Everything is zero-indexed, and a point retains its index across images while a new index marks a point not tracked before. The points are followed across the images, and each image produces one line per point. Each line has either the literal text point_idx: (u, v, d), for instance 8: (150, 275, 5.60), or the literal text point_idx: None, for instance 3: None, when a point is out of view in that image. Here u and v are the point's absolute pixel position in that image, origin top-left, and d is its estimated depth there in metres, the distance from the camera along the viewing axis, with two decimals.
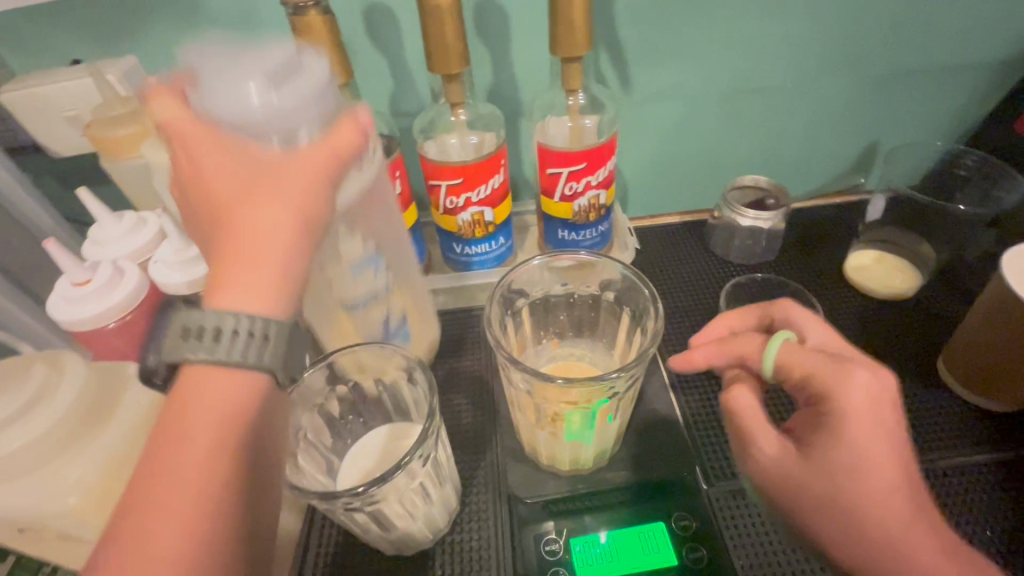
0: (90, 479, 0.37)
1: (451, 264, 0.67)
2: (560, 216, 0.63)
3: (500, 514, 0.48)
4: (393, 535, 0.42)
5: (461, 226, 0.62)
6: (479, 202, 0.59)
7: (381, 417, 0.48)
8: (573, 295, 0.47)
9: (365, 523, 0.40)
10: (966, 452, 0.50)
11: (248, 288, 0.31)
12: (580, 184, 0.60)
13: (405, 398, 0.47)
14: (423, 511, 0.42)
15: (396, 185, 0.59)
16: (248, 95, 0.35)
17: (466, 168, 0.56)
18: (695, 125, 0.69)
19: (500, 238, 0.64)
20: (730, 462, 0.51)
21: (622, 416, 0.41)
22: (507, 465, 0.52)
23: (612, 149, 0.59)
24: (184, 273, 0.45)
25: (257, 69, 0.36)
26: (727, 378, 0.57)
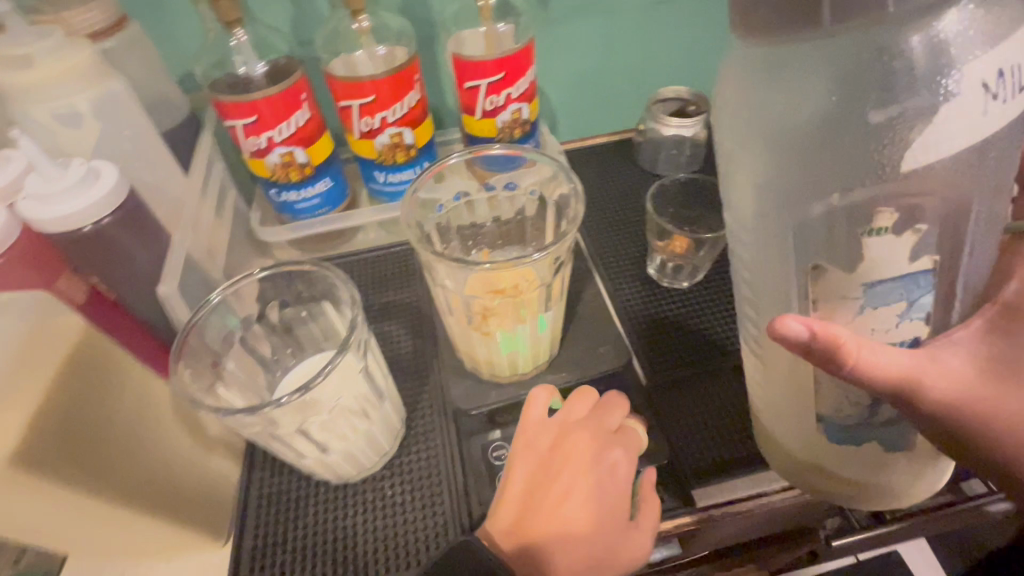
0: None
1: (379, 196, 0.64)
2: (484, 135, 0.60)
3: (447, 433, 0.49)
4: (334, 457, 0.41)
5: (380, 150, 0.58)
6: (395, 123, 0.56)
7: (312, 348, 0.45)
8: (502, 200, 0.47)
9: (302, 446, 0.39)
10: None
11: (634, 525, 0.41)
12: (501, 97, 0.58)
13: (333, 324, 0.44)
14: (362, 432, 0.41)
15: (302, 111, 0.55)
16: (86, 222, 0.41)
17: (378, 83, 0.53)
18: (616, 36, 0.68)
19: (425, 163, 0.62)
20: (659, 355, 0.52)
21: (549, 310, 0.40)
22: (449, 387, 0.52)
23: (530, 57, 0.57)
24: (60, 204, 0.40)
25: (75, 201, 0.41)
26: (663, 282, 0.58)
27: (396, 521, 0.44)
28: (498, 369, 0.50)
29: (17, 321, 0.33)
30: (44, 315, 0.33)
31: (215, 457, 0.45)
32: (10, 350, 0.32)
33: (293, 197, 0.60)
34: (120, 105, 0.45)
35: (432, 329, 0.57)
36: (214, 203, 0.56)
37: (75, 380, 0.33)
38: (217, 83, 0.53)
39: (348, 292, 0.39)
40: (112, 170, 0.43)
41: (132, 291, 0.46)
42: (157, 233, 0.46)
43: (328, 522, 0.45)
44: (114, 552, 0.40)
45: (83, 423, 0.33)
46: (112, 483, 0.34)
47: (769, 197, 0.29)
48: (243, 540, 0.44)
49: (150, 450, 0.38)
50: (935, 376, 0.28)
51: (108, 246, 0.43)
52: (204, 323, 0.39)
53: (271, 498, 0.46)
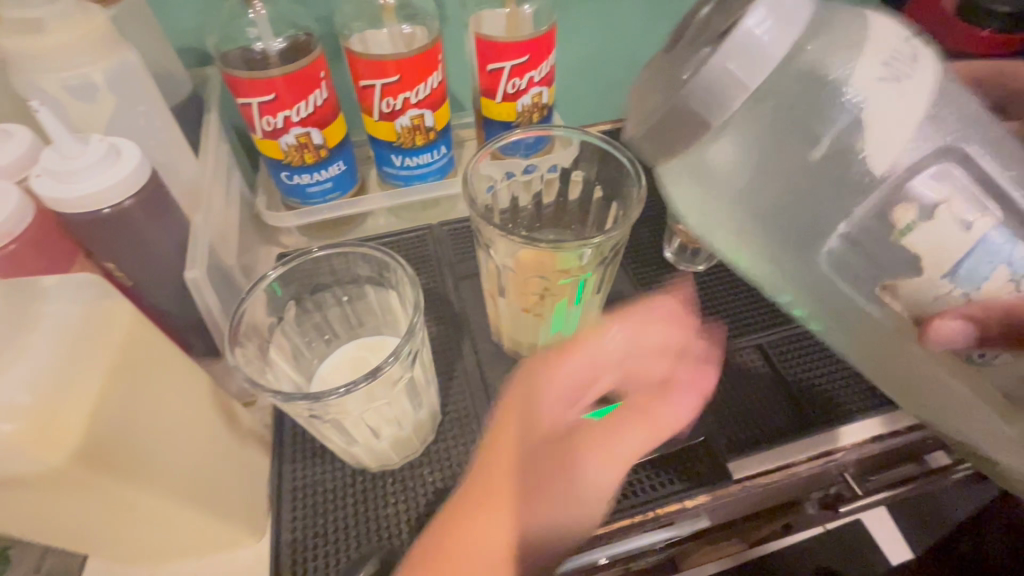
0: (26, 402, 0.27)
1: (392, 180, 0.63)
2: (503, 118, 0.60)
3: (482, 416, 0.49)
4: (382, 443, 0.40)
5: (399, 133, 0.57)
6: (417, 105, 0.55)
7: (349, 334, 0.44)
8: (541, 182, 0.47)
9: (353, 431, 0.39)
10: None
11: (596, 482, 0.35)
12: (523, 80, 0.57)
13: (374, 308, 0.43)
14: (411, 417, 0.41)
15: (322, 89, 0.53)
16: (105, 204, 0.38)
17: (403, 63, 0.52)
18: (628, 22, 0.68)
19: (442, 147, 0.61)
20: None
21: (600, 292, 0.41)
22: (480, 371, 0.51)
23: (553, 40, 0.56)
24: (81, 184, 0.37)
25: (96, 181, 0.38)
26: (679, 266, 0.58)
27: (439, 504, 0.44)
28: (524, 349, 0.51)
29: (65, 303, 0.31)
30: (92, 297, 0.31)
31: (249, 448, 0.43)
32: (62, 333, 0.29)
33: (305, 180, 0.58)
34: (136, 78, 0.42)
35: (455, 314, 0.56)
36: (224, 186, 0.54)
37: (130, 365, 0.31)
38: (230, 58, 0.50)
39: (403, 274, 0.38)
40: (134, 148, 0.40)
41: (151, 278, 0.43)
42: (178, 217, 0.43)
43: (370, 510, 0.44)
44: (149, 548, 0.38)
45: (138, 412, 0.31)
46: (161, 479, 0.32)
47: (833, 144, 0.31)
48: (281, 531, 0.42)
49: (195, 443, 0.36)
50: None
51: (129, 229, 0.40)
52: (248, 308, 0.37)
53: (307, 489, 0.45)
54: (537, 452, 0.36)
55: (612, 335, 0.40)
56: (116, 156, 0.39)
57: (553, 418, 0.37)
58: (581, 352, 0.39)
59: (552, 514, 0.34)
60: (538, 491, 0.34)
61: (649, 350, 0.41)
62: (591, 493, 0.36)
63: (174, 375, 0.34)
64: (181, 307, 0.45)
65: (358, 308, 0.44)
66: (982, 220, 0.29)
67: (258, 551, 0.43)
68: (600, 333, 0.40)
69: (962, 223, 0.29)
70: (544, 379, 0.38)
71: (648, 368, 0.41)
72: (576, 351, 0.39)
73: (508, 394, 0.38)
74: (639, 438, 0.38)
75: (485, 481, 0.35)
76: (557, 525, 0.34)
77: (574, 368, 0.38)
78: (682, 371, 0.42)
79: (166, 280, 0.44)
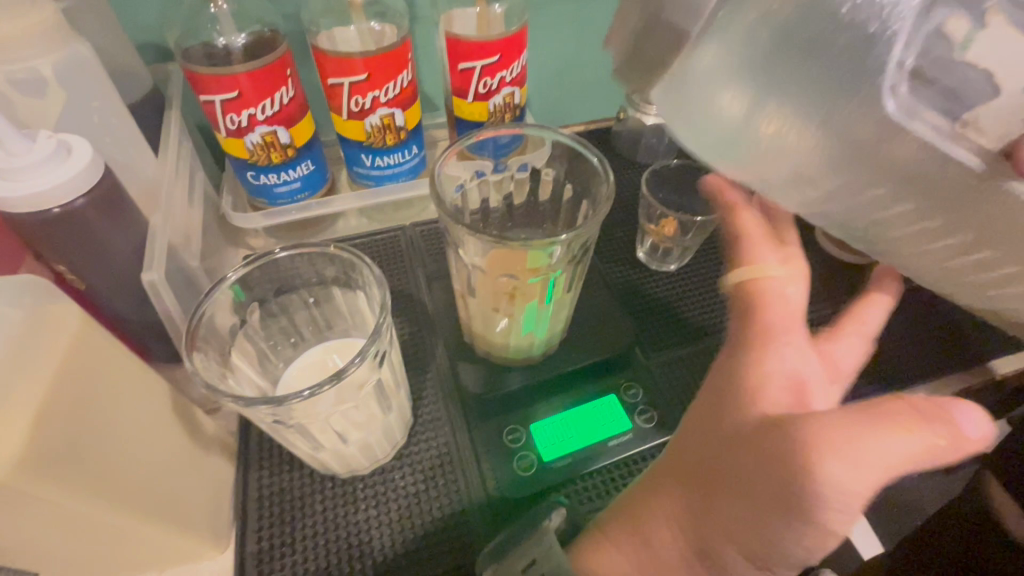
0: None
1: (362, 181, 0.62)
2: (475, 118, 0.60)
3: (454, 418, 0.48)
4: (351, 448, 0.39)
5: (369, 132, 0.56)
6: (387, 103, 0.54)
7: (316, 337, 0.43)
8: (511, 182, 0.47)
9: (320, 436, 0.38)
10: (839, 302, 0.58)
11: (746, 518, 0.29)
12: (494, 80, 0.57)
13: (342, 310, 0.42)
14: (379, 421, 0.40)
15: (287, 87, 0.51)
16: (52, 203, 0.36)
17: (372, 61, 0.51)
18: (599, 25, 0.68)
19: (413, 147, 0.60)
20: (658, 332, 0.53)
21: (572, 290, 0.41)
22: (453, 373, 0.51)
23: (524, 40, 0.56)
24: (27, 181, 0.35)
25: (43, 177, 0.36)
26: (651, 265, 0.59)
27: (411, 510, 0.43)
28: (493, 349, 0.51)
29: (8, 306, 0.29)
30: (37, 300, 0.30)
31: (212, 456, 0.41)
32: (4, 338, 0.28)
33: (272, 180, 0.57)
34: (89, 73, 0.40)
35: (427, 316, 0.55)
36: (186, 186, 0.52)
37: (79, 372, 0.29)
38: (191, 53, 0.49)
39: (370, 274, 0.37)
40: (86, 145, 0.38)
41: (105, 283, 0.41)
42: (134, 218, 0.42)
43: (341, 518, 0.43)
44: (104, 565, 0.36)
45: (87, 421, 0.29)
46: (114, 491, 0.31)
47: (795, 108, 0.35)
48: (246, 542, 0.41)
49: (151, 453, 0.34)
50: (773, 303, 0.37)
51: (81, 230, 0.38)
52: (209, 309, 0.36)
53: (273, 497, 0.44)
54: (722, 459, 0.31)
55: (784, 353, 0.34)
56: (64, 155, 0.37)
57: (817, 471, 0.27)
58: (751, 373, 0.33)
59: (749, 521, 0.29)
60: (740, 503, 0.30)
61: (795, 360, 0.34)
62: (817, 536, 0.28)
63: (127, 383, 0.33)
64: (139, 311, 0.43)
65: (325, 310, 0.43)
66: (954, 125, 0.33)
67: (222, 563, 0.42)
68: (773, 350, 0.34)
69: (940, 105, 0.33)
70: (831, 414, 0.28)
71: (920, 419, 0.28)
72: (879, 426, 0.27)
73: (701, 402, 0.35)
74: (905, 465, 0.27)
75: (646, 490, 0.35)
76: (765, 552, 0.29)
77: (884, 442, 0.27)
78: (951, 437, 0.28)
79: (122, 283, 0.42)
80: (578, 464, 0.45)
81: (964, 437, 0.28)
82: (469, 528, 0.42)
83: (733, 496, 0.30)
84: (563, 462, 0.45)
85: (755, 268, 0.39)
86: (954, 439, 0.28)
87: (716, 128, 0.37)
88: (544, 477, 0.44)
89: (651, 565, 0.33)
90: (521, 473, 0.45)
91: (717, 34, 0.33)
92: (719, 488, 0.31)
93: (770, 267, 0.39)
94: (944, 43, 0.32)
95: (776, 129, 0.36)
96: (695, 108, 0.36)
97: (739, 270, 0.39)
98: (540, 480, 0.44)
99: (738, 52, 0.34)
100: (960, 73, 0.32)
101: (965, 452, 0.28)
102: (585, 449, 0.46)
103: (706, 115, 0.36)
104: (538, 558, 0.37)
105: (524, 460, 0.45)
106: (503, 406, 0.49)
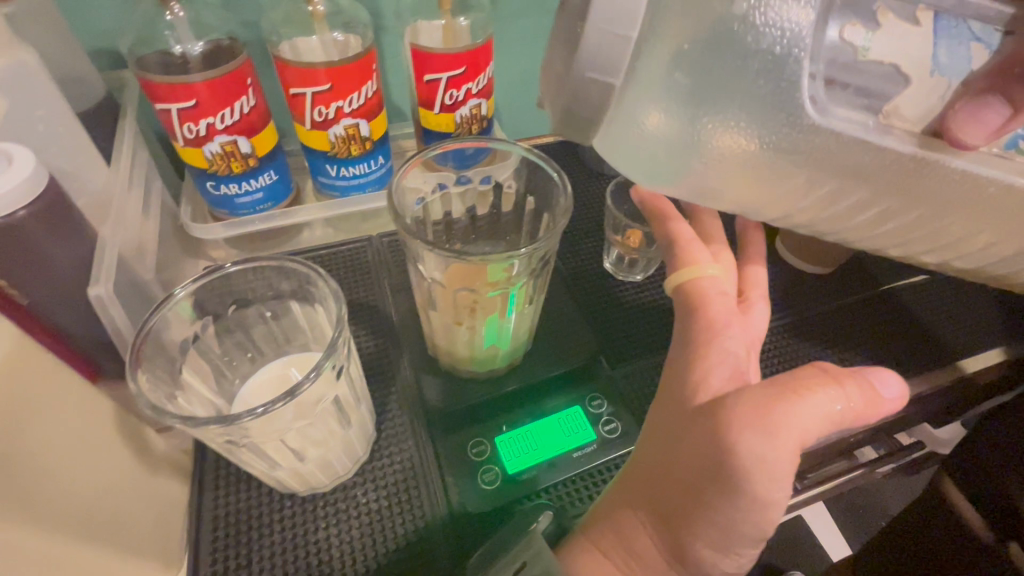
0: None
1: (327, 191, 0.61)
2: (441, 129, 0.59)
3: (418, 431, 0.48)
4: (309, 466, 0.38)
5: (333, 142, 0.55)
6: (352, 114, 0.54)
7: (274, 352, 0.42)
8: (474, 194, 0.47)
9: (275, 455, 0.37)
10: (796, 312, 0.60)
11: (707, 516, 0.32)
12: (460, 91, 0.57)
13: (301, 324, 0.42)
14: (338, 438, 0.39)
15: (248, 96, 0.50)
16: None
17: (334, 71, 0.50)
18: None
19: (379, 157, 0.60)
20: (623, 341, 0.53)
21: (534, 303, 0.41)
22: (418, 387, 0.50)
23: (490, 52, 0.57)
24: None
25: None
26: (618, 276, 0.59)
27: (374, 528, 0.42)
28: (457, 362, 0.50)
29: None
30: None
31: (163, 477, 0.40)
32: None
33: (233, 190, 0.55)
34: (32, 81, 0.39)
35: (392, 328, 0.55)
36: (140, 197, 0.50)
37: (13, 395, 0.28)
38: (146, 61, 0.47)
39: (328, 289, 0.36)
40: (29, 155, 0.37)
41: (49, 299, 0.40)
42: (81, 231, 0.40)
43: (300, 538, 0.42)
44: None
45: (21, 446, 0.28)
46: (51, 519, 0.29)
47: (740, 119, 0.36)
48: (200, 565, 0.40)
49: (93, 477, 0.33)
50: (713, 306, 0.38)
51: (21, 243, 0.37)
52: (159, 324, 0.35)
53: (230, 518, 0.42)
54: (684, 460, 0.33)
55: (729, 347, 0.36)
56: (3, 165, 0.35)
57: (752, 446, 0.30)
58: (697, 371, 0.35)
59: (712, 519, 0.32)
60: (708, 495, 0.32)
61: (736, 352, 0.36)
62: (768, 510, 0.32)
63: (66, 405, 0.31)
64: (86, 329, 0.41)
65: (283, 325, 0.42)
66: (879, 119, 0.35)
67: None
68: (718, 348, 0.36)
69: (858, 104, 0.35)
70: (757, 395, 0.32)
71: (828, 394, 0.32)
72: (796, 408, 0.31)
73: (657, 410, 0.37)
74: (820, 426, 0.31)
75: (617, 499, 0.36)
76: (729, 534, 0.32)
77: (800, 413, 0.31)
78: (848, 406, 0.32)
79: (67, 300, 0.40)
80: (544, 476, 0.45)
81: (862, 395, 0.33)
82: (436, 546, 0.42)
83: (692, 499, 0.32)
84: (528, 475, 0.45)
85: (694, 268, 0.40)
86: (854, 398, 0.32)
87: (658, 148, 0.37)
88: (509, 490, 0.44)
89: (635, 565, 0.34)
90: (486, 486, 0.44)
91: (642, 74, 0.34)
92: (677, 495, 0.33)
93: (706, 266, 0.40)
94: (847, 51, 0.33)
95: (711, 144, 0.36)
96: (633, 135, 0.36)
97: (681, 272, 0.40)
98: (505, 493, 0.44)
99: (657, 90, 0.35)
100: (865, 75, 0.34)
101: (865, 411, 0.33)
102: (550, 461, 0.46)
103: (647, 139, 0.37)
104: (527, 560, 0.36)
105: (489, 474, 0.45)
106: (468, 419, 0.48)
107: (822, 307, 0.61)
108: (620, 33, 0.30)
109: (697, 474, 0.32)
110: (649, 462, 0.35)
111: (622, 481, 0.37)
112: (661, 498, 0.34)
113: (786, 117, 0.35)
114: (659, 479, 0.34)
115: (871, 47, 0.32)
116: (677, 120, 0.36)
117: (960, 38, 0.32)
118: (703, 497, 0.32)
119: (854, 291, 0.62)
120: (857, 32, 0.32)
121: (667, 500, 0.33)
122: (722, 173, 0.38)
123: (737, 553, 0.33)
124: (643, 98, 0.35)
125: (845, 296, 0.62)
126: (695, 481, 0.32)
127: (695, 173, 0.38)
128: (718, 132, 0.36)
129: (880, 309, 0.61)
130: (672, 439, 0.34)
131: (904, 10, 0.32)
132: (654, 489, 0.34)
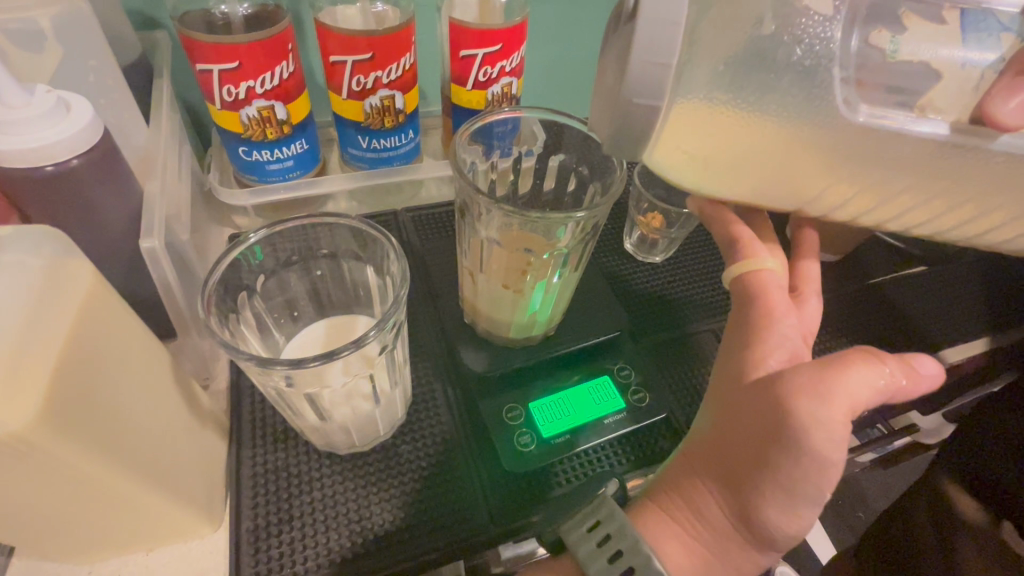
0: None
1: (355, 162, 0.61)
2: (471, 106, 0.60)
3: (451, 396, 0.49)
4: (356, 422, 0.39)
5: (368, 113, 0.56)
6: (389, 85, 0.54)
7: (318, 312, 0.43)
8: (518, 166, 0.50)
9: (331, 406, 0.38)
10: None
11: (763, 475, 0.34)
12: (494, 69, 0.58)
13: (352, 284, 0.43)
14: (387, 395, 0.40)
15: (288, 62, 0.51)
16: (46, 161, 0.35)
17: (375, 40, 0.51)
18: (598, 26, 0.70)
19: (410, 131, 0.60)
20: (645, 319, 0.55)
21: (578, 269, 0.44)
22: (452, 354, 0.51)
23: (525, 32, 0.58)
24: (23, 135, 0.34)
25: (41, 132, 0.34)
26: (638, 256, 0.61)
27: (410, 487, 0.43)
28: (494, 329, 0.51)
29: (24, 256, 0.28)
30: (55, 252, 0.29)
31: (208, 431, 0.40)
32: (22, 290, 0.27)
33: (265, 157, 0.55)
34: (87, 31, 0.39)
35: (422, 300, 0.56)
36: (176, 158, 0.50)
37: (94, 332, 0.29)
38: (190, 20, 0.48)
39: (390, 249, 0.37)
40: (86, 104, 0.37)
41: (94, 249, 0.40)
42: (131, 183, 0.40)
43: (337, 495, 0.42)
44: (94, 537, 0.35)
45: (99, 384, 0.29)
46: (122, 458, 0.30)
47: (798, 92, 0.35)
48: (241, 519, 0.40)
49: (156, 425, 0.33)
50: (772, 293, 0.40)
51: (74, 190, 0.37)
52: (228, 270, 0.36)
53: (268, 475, 0.43)
54: (741, 424, 0.35)
55: (786, 332, 0.38)
56: (59, 108, 0.35)
57: (809, 413, 0.33)
58: (752, 348, 0.37)
59: (765, 476, 0.34)
60: (770, 458, 0.34)
61: (760, 317, 0.38)
62: (815, 464, 0.33)
63: (135, 348, 0.32)
64: (130, 282, 0.42)
65: (329, 287, 0.43)
66: (915, 111, 0.37)
67: (216, 542, 0.41)
68: (777, 332, 0.38)
69: (894, 99, 0.38)
70: (810, 369, 0.34)
71: (874, 368, 0.34)
72: (849, 379, 0.33)
73: (712, 386, 0.39)
74: (867, 398, 0.34)
75: (681, 463, 0.38)
76: (775, 487, 0.34)
77: (853, 386, 0.33)
78: (893, 382, 0.35)
79: (114, 251, 0.40)
80: (576, 440, 0.47)
81: (904, 372, 0.35)
82: (472, 505, 0.43)
83: (746, 467, 0.35)
84: (561, 439, 0.47)
85: (754, 259, 0.42)
86: (896, 374, 0.35)
87: (703, 134, 0.36)
88: (545, 453, 0.46)
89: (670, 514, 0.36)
90: (521, 449, 0.46)
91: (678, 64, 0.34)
92: (733, 460, 0.35)
93: (766, 259, 0.42)
94: (875, 54, 0.38)
95: (748, 135, 0.35)
96: (678, 119, 0.35)
97: (741, 266, 0.41)
98: (541, 456, 0.45)
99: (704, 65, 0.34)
100: (897, 73, 0.38)
101: (907, 385, 0.35)
102: (582, 427, 0.48)
103: (687, 126, 0.35)
104: (603, 520, 0.37)
105: (522, 437, 0.46)
106: (501, 385, 0.50)
107: (832, 292, 0.63)
108: (667, 20, 0.30)
109: (752, 435, 0.35)
110: (708, 437, 0.38)
111: (684, 450, 0.39)
112: (720, 467, 0.36)
113: (819, 99, 0.35)
114: (716, 453, 0.37)
115: (900, 48, 0.38)
116: (725, 99, 0.35)
117: (989, 31, 0.37)
118: (763, 460, 0.34)
119: (863, 278, 0.65)
120: (883, 39, 0.38)
121: (727, 472, 0.36)
122: (757, 172, 0.37)
123: (792, 509, 0.35)
124: (693, 78, 0.34)
125: (858, 286, 0.64)
126: (754, 446, 0.35)
127: (732, 168, 0.37)
128: (768, 110, 0.35)
129: (892, 292, 0.63)
130: (729, 405, 0.37)
131: (928, 14, 0.38)
132: (714, 462, 0.36)
